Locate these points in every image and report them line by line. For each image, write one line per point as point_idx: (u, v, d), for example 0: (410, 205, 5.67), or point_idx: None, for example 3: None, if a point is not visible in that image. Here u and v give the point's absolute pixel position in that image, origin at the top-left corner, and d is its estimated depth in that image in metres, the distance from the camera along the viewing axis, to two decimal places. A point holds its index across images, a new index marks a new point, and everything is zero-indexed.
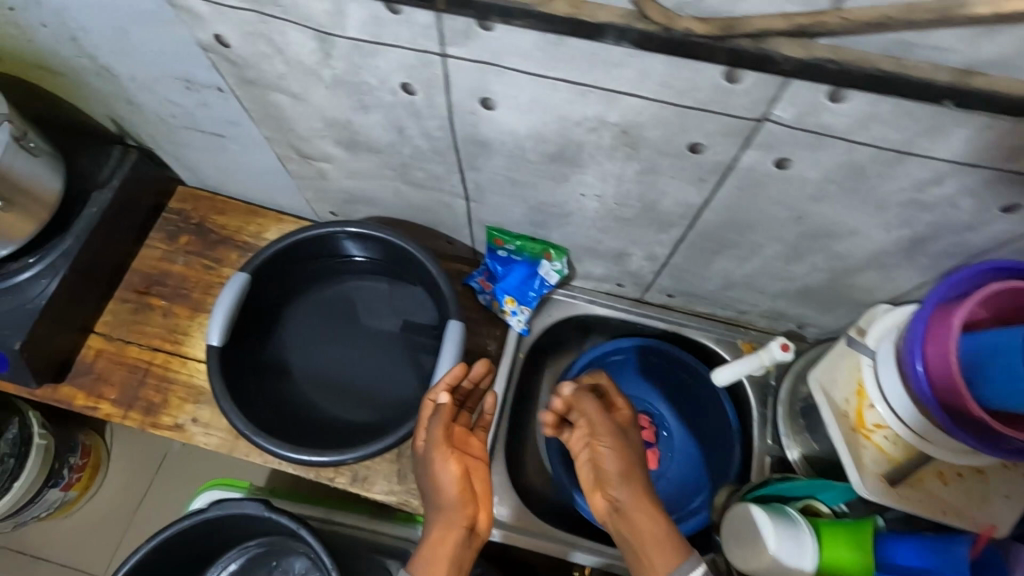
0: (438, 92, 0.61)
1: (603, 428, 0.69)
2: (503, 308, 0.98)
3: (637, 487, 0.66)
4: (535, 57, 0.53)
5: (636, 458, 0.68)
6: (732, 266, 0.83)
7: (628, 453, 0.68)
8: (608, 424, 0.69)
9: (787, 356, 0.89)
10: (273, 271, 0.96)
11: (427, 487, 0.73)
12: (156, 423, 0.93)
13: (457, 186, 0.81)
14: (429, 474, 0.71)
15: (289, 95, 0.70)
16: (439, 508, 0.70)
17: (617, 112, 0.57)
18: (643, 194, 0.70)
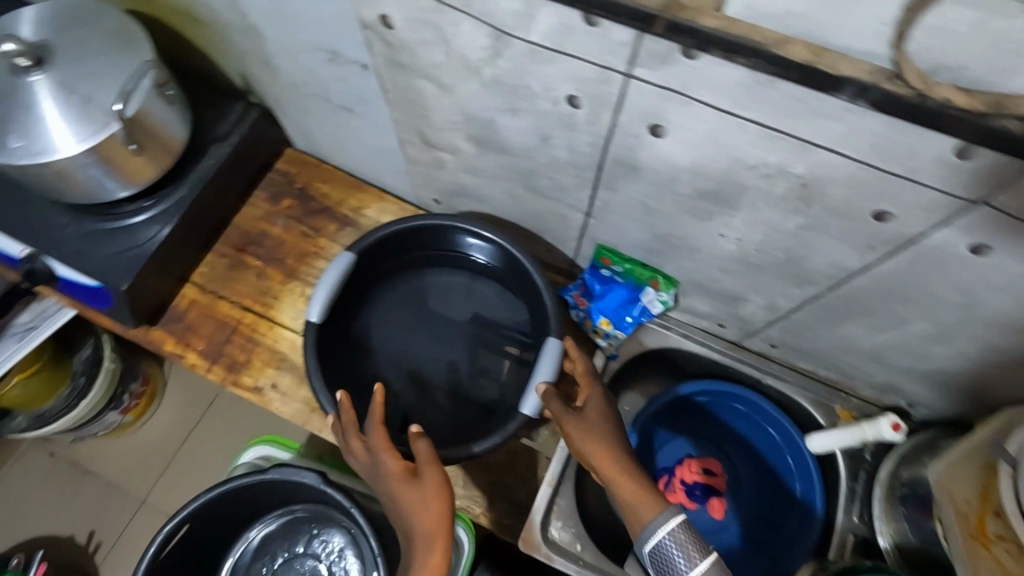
0: (604, 110, 0.57)
1: (564, 420, 0.74)
2: (595, 329, 0.94)
3: (610, 454, 0.69)
4: (735, 95, 0.48)
5: (607, 429, 0.72)
6: (860, 333, 0.77)
7: (601, 427, 0.72)
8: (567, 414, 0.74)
9: (898, 437, 0.84)
10: (375, 255, 0.95)
11: (402, 514, 0.66)
12: (237, 382, 0.94)
13: (582, 202, 0.78)
14: (412, 500, 0.65)
15: (437, 84, 0.68)
16: (423, 536, 0.63)
17: (805, 165, 0.52)
18: (793, 248, 0.65)
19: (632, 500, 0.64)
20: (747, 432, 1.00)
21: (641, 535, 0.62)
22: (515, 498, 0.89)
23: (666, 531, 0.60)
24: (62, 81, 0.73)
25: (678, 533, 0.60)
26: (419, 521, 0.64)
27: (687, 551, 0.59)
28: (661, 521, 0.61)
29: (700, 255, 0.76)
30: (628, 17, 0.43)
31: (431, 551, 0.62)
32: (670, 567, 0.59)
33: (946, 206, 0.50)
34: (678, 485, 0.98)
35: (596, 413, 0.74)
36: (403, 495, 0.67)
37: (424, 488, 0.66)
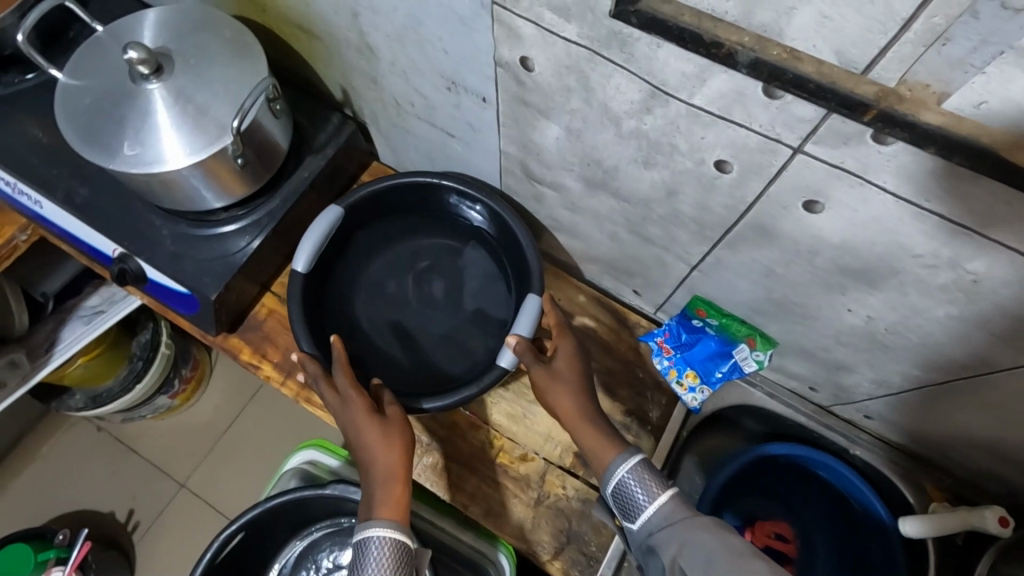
0: (755, 178, 0.54)
1: (538, 377, 0.76)
2: (679, 381, 0.90)
3: (577, 410, 0.73)
4: (923, 183, 0.44)
5: (578, 384, 0.75)
6: (980, 421, 0.72)
7: (570, 383, 0.75)
8: (539, 370, 0.76)
9: (1004, 531, 0.78)
10: (367, 211, 0.90)
11: (370, 449, 0.70)
12: (309, 398, 0.92)
13: (691, 255, 0.74)
14: (383, 437, 0.71)
15: (563, 126, 0.65)
16: (388, 470, 0.69)
17: (981, 262, 0.48)
18: (933, 335, 0.60)
19: (596, 448, 0.70)
20: (826, 503, 0.96)
21: (605, 474, 0.68)
22: (584, 547, 0.86)
23: (627, 470, 0.66)
24: (177, 91, 0.73)
25: (638, 471, 0.65)
26: (388, 461, 0.70)
27: (648, 487, 0.65)
28: (622, 461, 0.66)
29: (818, 324, 0.71)
30: (835, 102, 0.39)
31: (398, 484, 0.69)
32: (632, 504, 0.65)
33: None
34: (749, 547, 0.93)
35: (565, 369, 0.75)
36: (370, 432, 0.71)
37: (390, 427, 0.72)
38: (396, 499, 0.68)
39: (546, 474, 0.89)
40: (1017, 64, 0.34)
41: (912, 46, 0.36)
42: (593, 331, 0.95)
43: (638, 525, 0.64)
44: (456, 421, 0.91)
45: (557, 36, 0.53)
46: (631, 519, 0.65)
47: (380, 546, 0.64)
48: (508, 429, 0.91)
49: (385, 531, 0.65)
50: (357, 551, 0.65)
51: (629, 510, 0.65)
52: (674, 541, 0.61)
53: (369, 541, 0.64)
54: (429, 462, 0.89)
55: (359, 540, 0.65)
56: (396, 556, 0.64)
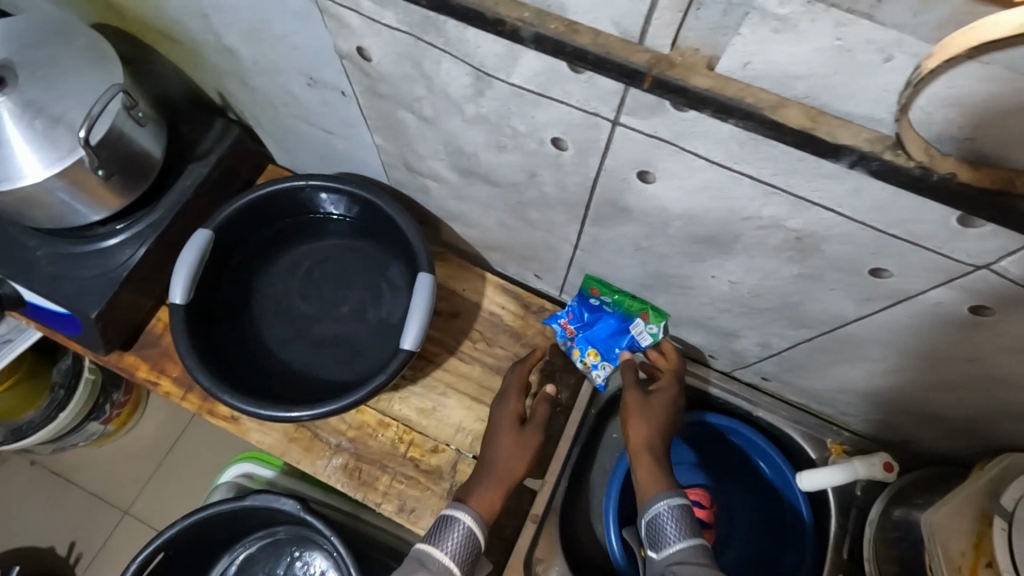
0: (591, 153, 0.54)
1: (629, 402, 0.81)
2: (583, 360, 0.90)
3: (644, 443, 0.77)
4: (727, 146, 0.46)
5: (657, 421, 0.79)
6: (854, 373, 0.75)
7: (653, 417, 0.79)
8: (635, 400, 0.80)
9: (891, 476, 0.83)
10: (245, 224, 0.87)
11: (496, 446, 0.81)
12: (212, 410, 0.90)
13: (570, 235, 0.75)
14: (506, 445, 0.80)
15: (420, 116, 0.65)
16: (499, 471, 0.78)
17: (800, 220, 0.49)
18: (788, 294, 0.62)
19: (645, 481, 0.73)
20: (739, 468, 0.98)
21: (647, 501, 0.70)
22: (501, 533, 0.87)
23: (669, 504, 0.68)
24: (27, 100, 0.70)
25: (678, 511, 0.68)
26: (504, 463, 0.79)
27: (679, 526, 0.67)
28: (666, 496, 0.69)
29: (695, 293, 0.73)
30: (615, 72, 0.40)
31: (497, 486, 0.77)
32: (660, 536, 0.67)
33: (950, 271, 0.48)
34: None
35: (656, 404, 0.80)
36: (507, 435, 0.81)
37: (522, 440, 0.81)
38: (489, 497, 0.75)
39: (458, 463, 0.89)
40: (763, 25, 0.35)
41: (669, 12, 0.37)
42: (500, 319, 0.96)
43: (658, 557, 0.67)
44: (365, 421, 0.91)
45: (381, 24, 0.53)
46: (654, 551, 0.67)
47: (462, 533, 0.70)
48: (418, 423, 0.91)
49: (469, 520, 0.71)
50: (440, 525, 0.72)
51: (656, 541, 0.68)
52: None
53: (454, 522, 0.71)
54: (340, 463, 0.89)
55: (447, 517, 0.72)
56: (465, 548, 0.70)
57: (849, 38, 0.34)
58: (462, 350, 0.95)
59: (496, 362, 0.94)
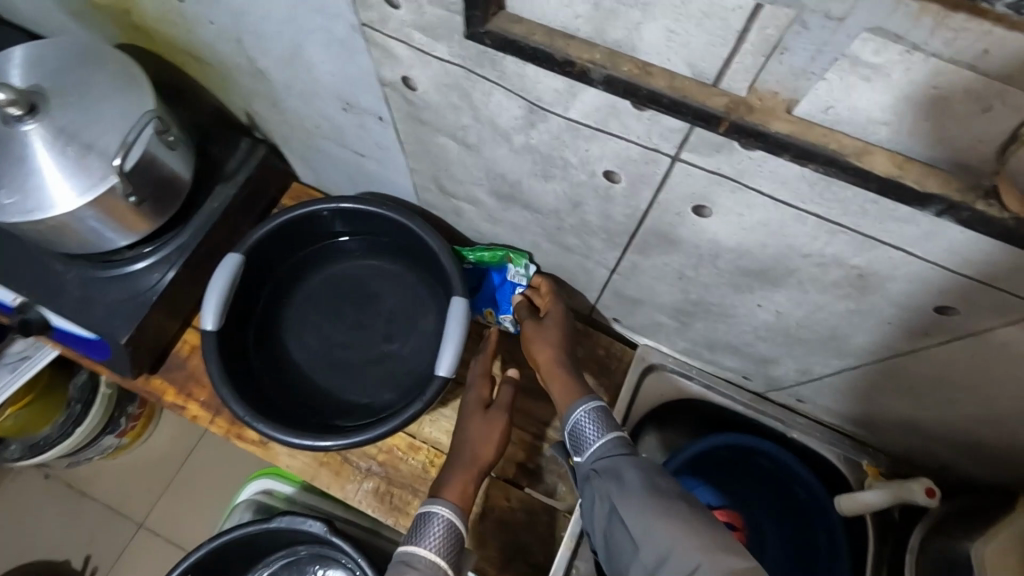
0: (644, 187, 0.53)
1: (526, 333, 0.83)
2: (490, 317, 0.93)
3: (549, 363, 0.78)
4: (795, 187, 0.44)
5: (553, 340, 0.81)
6: (898, 401, 0.73)
7: (550, 339, 0.81)
8: (529, 329, 0.83)
9: (932, 502, 0.79)
10: (276, 245, 0.85)
11: (463, 435, 0.79)
12: (241, 434, 0.89)
13: (608, 260, 0.74)
14: (472, 431, 0.79)
15: (461, 143, 0.63)
16: (468, 457, 0.77)
17: (864, 258, 0.48)
18: (837, 326, 0.61)
19: (562, 396, 0.74)
20: (767, 489, 0.96)
21: (567, 411, 0.70)
22: (533, 560, 0.85)
23: (581, 409, 0.68)
24: (59, 126, 0.69)
25: (591, 410, 0.68)
26: (474, 448, 0.78)
27: (598, 426, 0.66)
28: (581, 402, 0.68)
29: (734, 320, 0.72)
30: (690, 115, 0.39)
31: (466, 474, 0.75)
32: (582, 441, 0.66)
33: (1023, 312, 0.46)
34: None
35: (549, 326, 0.82)
36: (472, 421, 0.80)
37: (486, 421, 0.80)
38: (462, 484, 0.74)
39: (489, 488, 0.88)
40: (854, 71, 0.34)
41: (752, 57, 0.36)
42: None
43: (584, 462, 0.65)
44: (394, 444, 0.90)
45: (431, 56, 0.51)
46: (578, 459, 0.66)
47: (442, 526, 0.69)
48: (448, 447, 0.90)
49: (445, 511, 0.70)
50: (418, 522, 0.70)
51: (580, 447, 0.66)
52: (613, 470, 0.61)
53: (432, 517, 0.70)
54: (370, 488, 0.88)
55: (424, 513, 0.71)
56: (448, 541, 0.69)
57: (948, 88, 0.32)
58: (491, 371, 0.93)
59: (524, 383, 0.92)
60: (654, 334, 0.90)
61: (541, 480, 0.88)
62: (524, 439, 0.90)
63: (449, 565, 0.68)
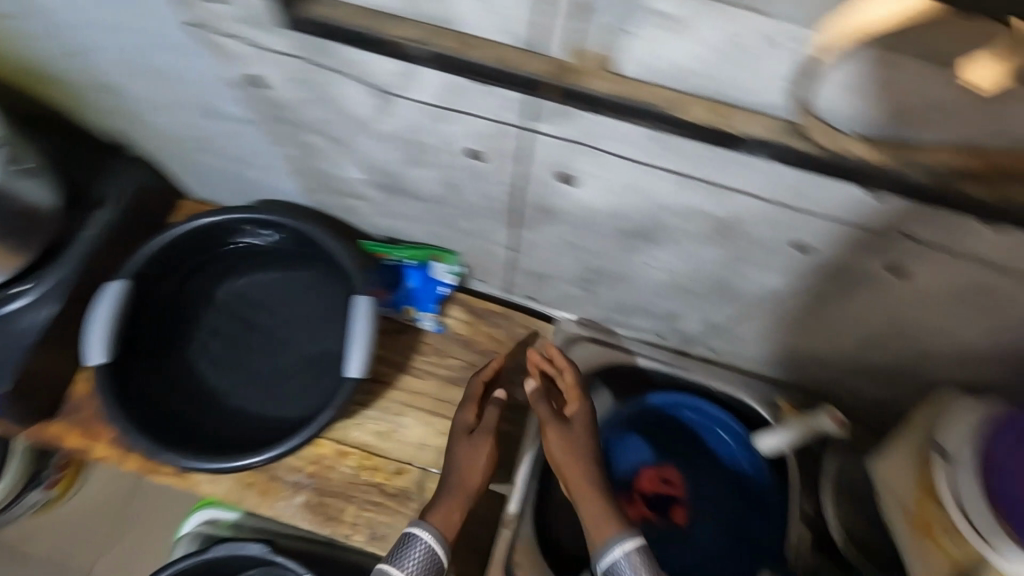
0: (509, 162, 0.53)
1: (546, 429, 0.74)
2: (407, 314, 0.93)
3: (578, 471, 0.71)
4: (641, 145, 0.45)
5: (587, 451, 0.72)
6: (795, 339, 0.76)
7: (581, 450, 0.72)
8: (553, 430, 0.73)
9: (840, 430, 0.84)
10: (165, 264, 0.80)
11: (455, 460, 0.77)
12: (156, 467, 0.85)
13: (504, 239, 0.73)
14: (466, 460, 0.77)
15: (329, 138, 0.61)
16: (457, 484, 0.75)
17: (720, 206, 0.49)
18: (721, 275, 0.63)
19: (592, 525, 0.67)
20: (696, 443, 0.97)
21: (602, 546, 0.65)
22: None
23: (621, 552, 0.63)
24: None
25: (633, 557, 0.63)
26: (463, 474, 0.76)
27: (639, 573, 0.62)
28: (621, 542, 0.64)
29: (634, 283, 0.73)
30: (513, 84, 0.39)
31: (455, 500, 0.73)
32: None
33: (869, 241, 0.48)
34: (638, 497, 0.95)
35: (580, 433, 0.73)
36: (462, 447, 0.78)
37: (477, 446, 0.77)
38: (449, 509, 0.72)
39: (424, 482, 0.88)
40: (653, 25, 0.34)
41: (558, 20, 0.36)
42: (451, 329, 0.95)
43: None
44: (322, 453, 0.88)
45: (269, 50, 0.49)
46: None
47: (423, 551, 0.68)
48: (378, 447, 0.89)
49: (428, 537, 0.68)
50: (401, 542, 0.69)
51: None
52: None
53: (412, 541, 0.68)
54: (301, 501, 0.85)
55: (406, 533, 0.69)
56: (426, 565, 0.67)
57: (736, 33, 0.33)
58: (414, 366, 0.93)
59: (450, 374, 0.93)
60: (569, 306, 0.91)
61: None
62: None
63: None
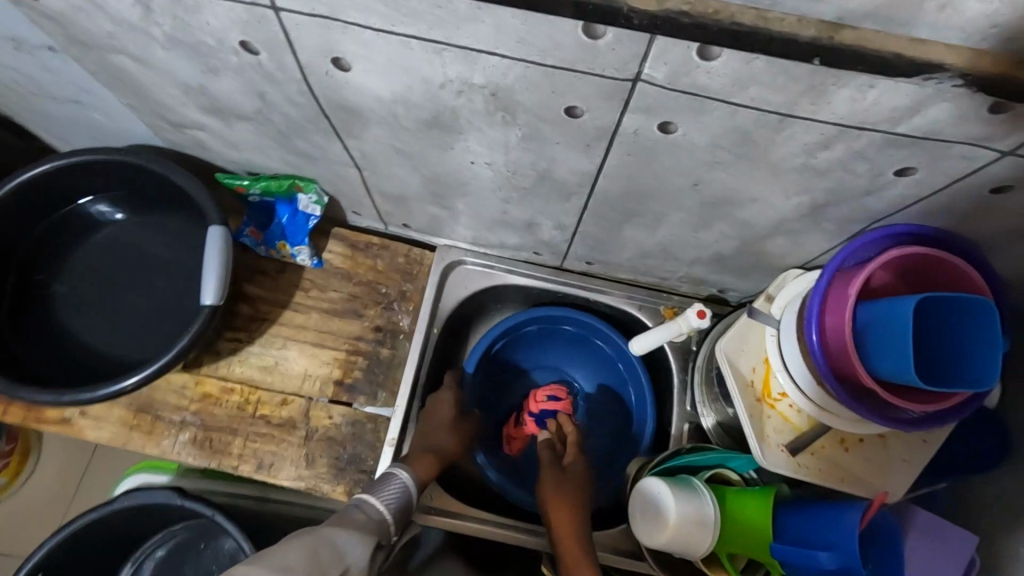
0: (284, 52, 0.54)
1: (547, 477, 0.83)
2: (282, 253, 0.93)
3: (568, 518, 0.77)
4: (377, 10, 0.46)
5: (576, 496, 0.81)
6: (640, 234, 0.78)
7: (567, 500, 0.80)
8: (552, 478, 0.83)
9: (705, 323, 0.85)
10: (17, 217, 0.79)
11: (428, 432, 0.85)
12: (41, 417, 0.87)
13: (342, 155, 0.74)
14: (437, 433, 0.86)
15: (130, 56, 0.62)
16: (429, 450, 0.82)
17: (481, 73, 0.51)
18: (534, 162, 0.64)
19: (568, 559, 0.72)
20: (583, 356, 1.02)
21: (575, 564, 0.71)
22: (363, 466, 0.87)
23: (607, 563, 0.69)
24: None
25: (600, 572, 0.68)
26: (440, 443, 0.84)
27: None
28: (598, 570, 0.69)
29: (474, 188, 0.74)
30: None
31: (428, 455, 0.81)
32: None
33: (622, 94, 0.50)
34: (526, 419, 0.95)
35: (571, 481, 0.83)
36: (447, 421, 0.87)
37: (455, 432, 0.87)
38: (427, 464, 0.79)
39: (310, 410, 0.89)
40: None
41: None
42: (330, 263, 0.96)
43: None
44: (206, 390, 0.89)
45: None
46: None
47: (399, 488, 0.72)
48: (262, 381, 0.90)
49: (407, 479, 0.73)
50: (378, 482, 0.73)
51: None
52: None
53: (391, 480, 0.73)
54: (188, 438, 0.87)
55: (385, 476, 0.74)
56: (400, 501, 0.71)
57: None
58: (296, 302, 0.94)
59: (331, 306, 0.94)
60: (440, 228, 0.92)
61: (361, 391, 0.91)
62: (339, 357, 0.92)
63: (394, 520, 0.69)
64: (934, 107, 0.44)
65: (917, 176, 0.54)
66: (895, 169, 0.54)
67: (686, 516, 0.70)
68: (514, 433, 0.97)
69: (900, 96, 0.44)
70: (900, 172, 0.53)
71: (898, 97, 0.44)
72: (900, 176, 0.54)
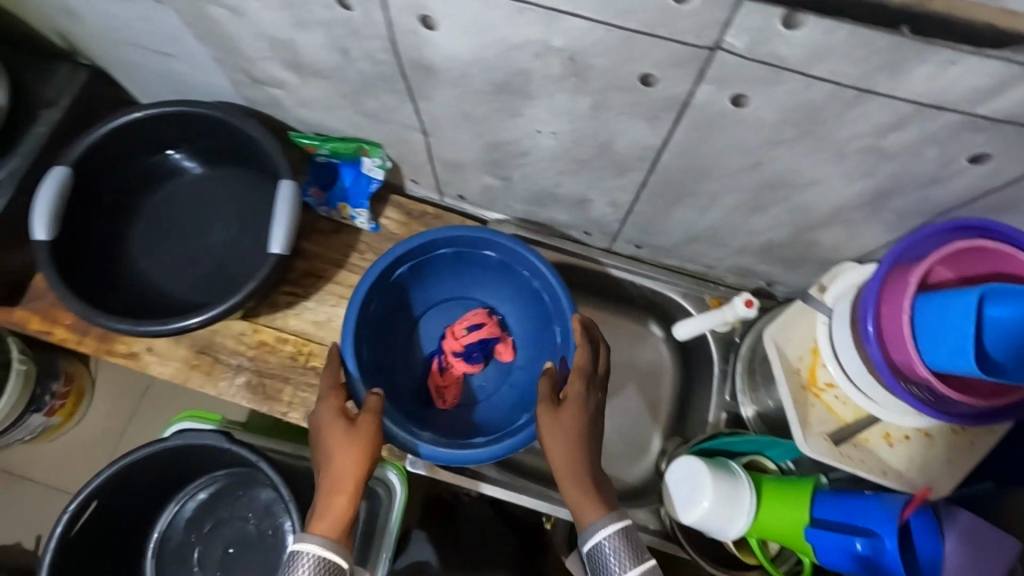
0: (373, 7, 0.57)
1: (545, 412, 0.70)
2: (343, 214, 0.97)
3: (569, 468, 0.67)
4: None
5: (577, 435, 0.68)
6: (694, 216, 0.79)
7: (568, 433, 0.69)
8: (547, 414, 0.70)
9: (752, 312, 0.85)
10: (105, 160, 0.85)
11: (320, 454, 0.69)
12: (110, 350, 0.92)
13: (410, 118, 0.77)
14: (331, 454, 0.68)
15: (227, 8, 0.66)
16: (331, 484, 0.66)
17: (560, 35, 0.53)
18: (598, 133, 0.66)
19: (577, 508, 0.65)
20: (484, 280, 0.90)
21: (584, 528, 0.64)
22: None
23: (604, 535, 0.62)
24: None
25: (615, 538, 0.62)
26: (336, 465, 0.67)
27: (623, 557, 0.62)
28: (601, 525, 0.63)
29: (534, 158, 0.76)
30: None
31: (332, 492, 0.66)
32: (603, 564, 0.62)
33: (698, 62, 0.51)
34: (452, 360, 0.86)
35: (568, 416, 0.69)
36: (334, 432, 0.69)
37: (356, 433, 0.69)
38: (334, 508, 0.65)
39: None
40: None
41: None
42: (384, 228, 0.99)
43: None
44: (261, 339, 0.93)
45: None
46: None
47: (311, 562, 0.62)
48: (314, 335, 0.94)
49: (315, 548, 0.62)
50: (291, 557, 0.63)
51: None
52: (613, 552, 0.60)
53: (298, 557, 0.62)
54: (242, 381, 0.92)
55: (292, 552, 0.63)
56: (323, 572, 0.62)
57: None
58: (350, 262, 0.98)
59: None
60: (493, 200, 0.94)
61: None
62: None
63: None
64: (1017, 88, 0.44)
65: (992, 164, 0.54)
66: (968, 156, 0.54)
67: (722, 497, 0.71)
68: (443, 382, 0.87)
69: (983, 74, 0.44)
70: (973, 159, 0.53)
71: (980, 76, 0.44)
72: (974, 163, 0.54)
